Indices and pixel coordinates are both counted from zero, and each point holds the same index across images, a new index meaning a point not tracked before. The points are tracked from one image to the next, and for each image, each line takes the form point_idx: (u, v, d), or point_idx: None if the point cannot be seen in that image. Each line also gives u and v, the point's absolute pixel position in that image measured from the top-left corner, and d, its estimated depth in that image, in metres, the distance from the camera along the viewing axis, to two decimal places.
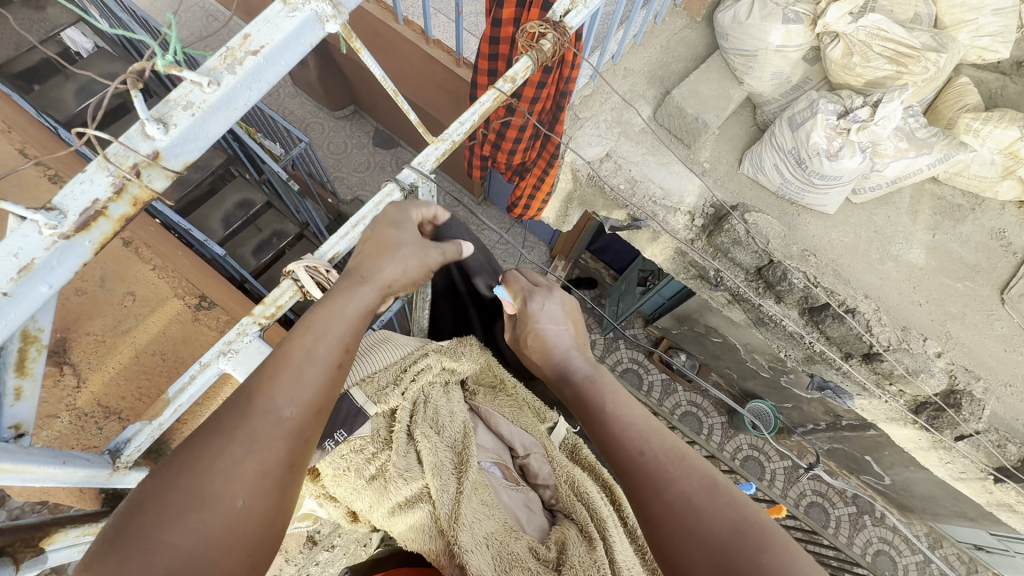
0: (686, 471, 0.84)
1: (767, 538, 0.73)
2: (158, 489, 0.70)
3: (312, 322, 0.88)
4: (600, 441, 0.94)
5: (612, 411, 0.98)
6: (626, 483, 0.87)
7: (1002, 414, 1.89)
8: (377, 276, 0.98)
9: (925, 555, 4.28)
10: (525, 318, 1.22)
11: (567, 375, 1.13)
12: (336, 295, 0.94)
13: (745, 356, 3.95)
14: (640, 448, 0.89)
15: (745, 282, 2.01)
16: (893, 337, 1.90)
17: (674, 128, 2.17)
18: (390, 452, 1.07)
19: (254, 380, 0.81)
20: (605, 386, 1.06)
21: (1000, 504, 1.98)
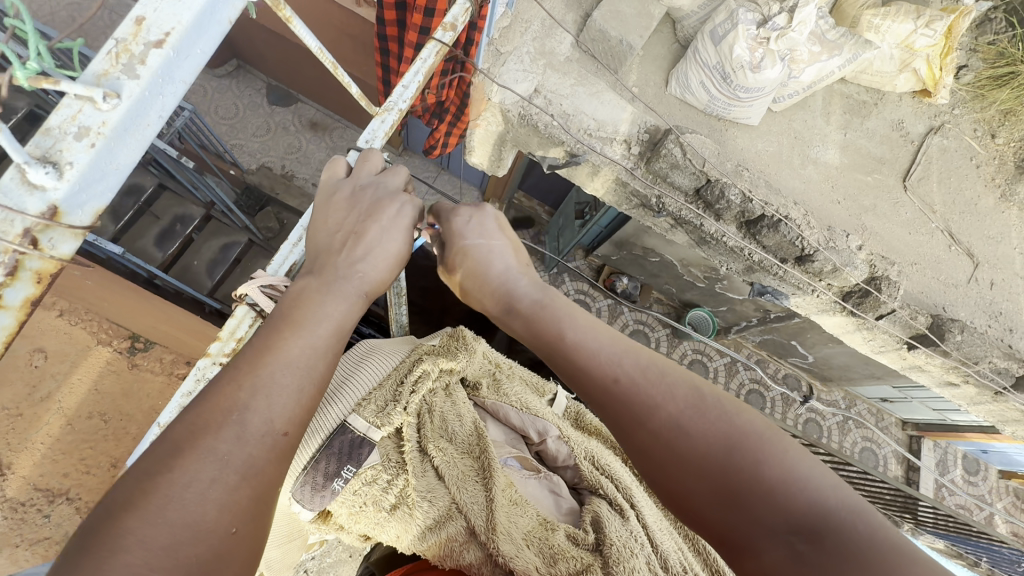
0: (667, 391, 0.93)
1: (759, 445, 0.84)
2: (135, 520, 0.65)
3: (295, 331, 0.87)
4: (575, 373, 1.00)
5: (574, 337, 1.04)
6: (614, 410, 0.94)
7: (912, 290, 2.14)
8: (359, 267, 1.00)
9: (843, 414, 4.97)
10: (451, 234, 1.28)
11: (515, 290, 1.20)
12: (316, 297, 0.93)
13: (682, 271, 4.17)
14: (614, 374, 0.97)
15: (685, 204, 2.05)
16: (821, 238, 2.03)
17: (599, 53, 2.10)
18: (407, 476, 1.08)
19: (236, 395, 0.78)
20: (557, 308, 1.12)
21: (912, 366, 2.28)
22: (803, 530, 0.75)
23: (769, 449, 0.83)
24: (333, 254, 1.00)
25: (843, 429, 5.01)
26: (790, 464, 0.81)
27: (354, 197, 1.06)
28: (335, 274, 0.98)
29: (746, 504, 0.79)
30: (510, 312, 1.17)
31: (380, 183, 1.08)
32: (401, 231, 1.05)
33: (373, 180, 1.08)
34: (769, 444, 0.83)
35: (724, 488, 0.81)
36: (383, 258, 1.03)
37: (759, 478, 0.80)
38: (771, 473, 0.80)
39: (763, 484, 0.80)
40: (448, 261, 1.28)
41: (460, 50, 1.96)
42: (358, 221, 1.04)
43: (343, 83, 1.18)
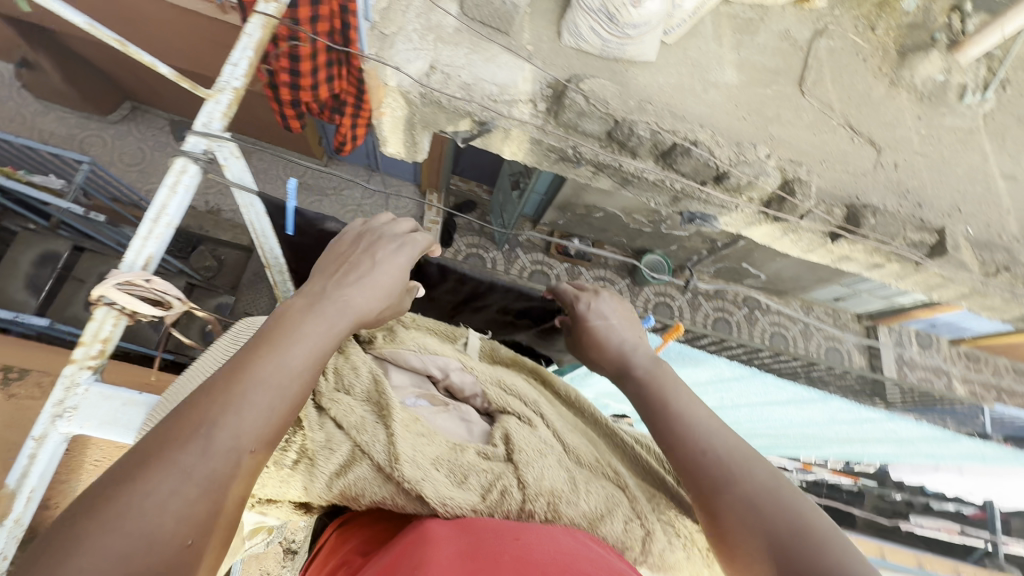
0: (721, 438, 1.19)
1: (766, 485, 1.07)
2: (94, 529, 0.69)
3: (272, 351, 0.93)
4: (669, 438, 1.22)
5: (664, 393, 1.33)
6: (697, 475, 1.14)
7: (824, 187, 2.27)
8: (342, 302, 1.08)
9: (803, 321, 5.25)
10: (579, 320, 1.60)
11: (631, 364, 1.46)
12: (298, 318, 1.01)
13: (626, 220, 4.28)
14: (703, 448, 1.16)
15: (601, 149, 2.08)
16: (732, 154, 2.13)
17: (486, 18, 2.11)
18: (304, 431, 1.06)
19: (207, 409, 0.83)
20: (662, 376, 1.40)
21: (841, 258, 2.42)
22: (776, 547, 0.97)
23: (827, 538, 0.95)
24: (329, 280, 1.13)
25: (806, 335, 5.29)
26: (784, 499, 1.04)
27: (354, 240, 1.24)
28: (322, 296, 1.08)
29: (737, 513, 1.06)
30: (627, 377, 1.44)
31: (410, 239, 1.28)
32: (389, 268, 1.19)
33: (380, 226, 1.29)
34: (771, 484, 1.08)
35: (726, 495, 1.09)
36: (372, 290, 1.14)
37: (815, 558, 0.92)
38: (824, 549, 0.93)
39: (758, 503, 1.05)
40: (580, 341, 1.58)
41: (337, 41, 1.91)
42: (354, 254, 1.20)
43: (146, 65, 1.07)
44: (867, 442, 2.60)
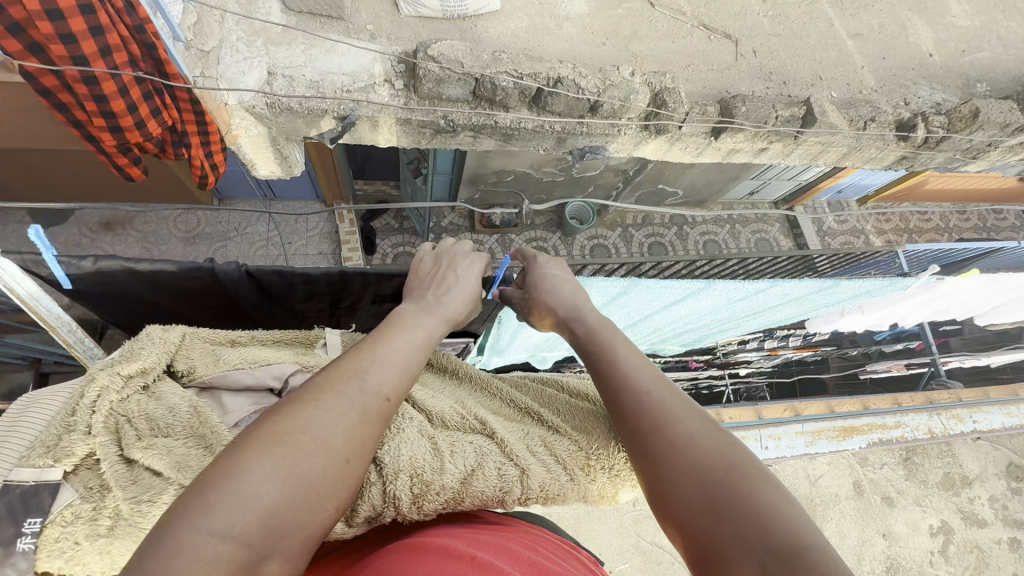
0: (655, 379, 1.11)
1: (703, 435, 0.98)
2: (290, 425, 0.82)
3: (400, 329, 1.08)
4: (611, 380, 1.12)
5: (602, 334, 1.25)
6: (636, 421, 1.05)
7: (694, 90, 2.34)
8: (439, 299, 1.23)
9: (729, 222, 5.49)
10: (531, 266, 1.49)
11: (580, 315, 1.33)
12: (412, 311, 1.17)
13: (538, 174, 4.33)
14: (647, 389, 1.08)
15: (471, 111, 2.05)
16: (598, 81, 2.08)
17: (313, 7, 1.97)
18: (114, 494, 0.96)
19: (359, 359, 0.95)
20: (603, 327, 1.28)
21: (730, 152, 2.52)
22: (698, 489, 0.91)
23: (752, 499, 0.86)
24: (430, 286, 1.29)
25: (735, 234, 5.54)
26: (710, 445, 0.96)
27: (436, 258, 1.38)
28: (427, 300, 1.22)
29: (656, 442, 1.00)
30: (576, 321, 1.32)
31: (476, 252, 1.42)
32: (474, 278, 1.35)
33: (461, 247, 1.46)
34: (700, 430, 0.99)
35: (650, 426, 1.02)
36: (464, 297, 1.28)
37: (748, 496, 0.87)
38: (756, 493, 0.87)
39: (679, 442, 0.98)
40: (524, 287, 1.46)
41: (147, 67, 1.73)
42: (442, 268, 1.33)
43: None
44: (782, 310, 2.62)
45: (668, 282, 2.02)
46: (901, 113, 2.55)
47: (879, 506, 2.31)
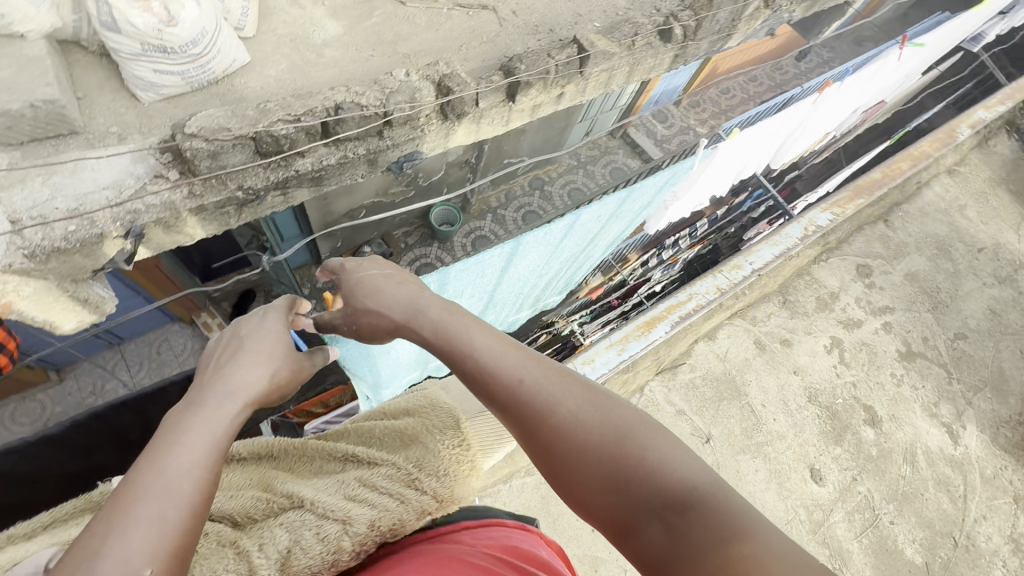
0: (530, 368, 1.22)
1: (595, 409, 1.14)
2: None
3: (165, 452, 0.96)
4: (491, 381, 1.21)
5: (468, 336, 1.31)
6: (520, 414, 1.16)
7: (475, 65, 2.39)
8: (226, 385, 1.14)
9: (581, 166, 5.77)
10: (349, 274, 1.53)
11: (422, 312, 1.40)
12: (185, 418, 1.05)
13: (386, 198, 4.22)
14: (522, 380, 1.19)
15: (265, 170, 1.91)
16: (378, 93, 2.05)
17: (36, 133, 1.73)
18: None
19: (96, 540, 0.84)
20: (457, 324, 1.35)
21: (535, 109, 2.62)
22: (608, 463, 1.07)
23: (651, 460, 1.04)
24: (212, 370, 1.19)
25: (592, 174, 5.83)
26: (612, 418, 1.12)
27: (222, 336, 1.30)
28: (206, 395, 1.11)
29: (547, 429, 1.13)
30: (420, 318, 1.39)
31: (259, 319, 1.36)
32: (259, 347, 1.26)
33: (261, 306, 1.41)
34: (594, 408, 1.14)
35: (538, 417, 1.15)
36: (251, 374, 1.18)
37: (641, 469, 1.03)
38: (648, 460, 1.04)
39: (573, 424, 1.12)
40: (349, 295, 1.50)
41: None
42: (226, 351, 1.25)
43: None
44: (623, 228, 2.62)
45: (477, 257, 1.90)
46: (656, 20, 2.79)
47: (779, 348, 2.62)
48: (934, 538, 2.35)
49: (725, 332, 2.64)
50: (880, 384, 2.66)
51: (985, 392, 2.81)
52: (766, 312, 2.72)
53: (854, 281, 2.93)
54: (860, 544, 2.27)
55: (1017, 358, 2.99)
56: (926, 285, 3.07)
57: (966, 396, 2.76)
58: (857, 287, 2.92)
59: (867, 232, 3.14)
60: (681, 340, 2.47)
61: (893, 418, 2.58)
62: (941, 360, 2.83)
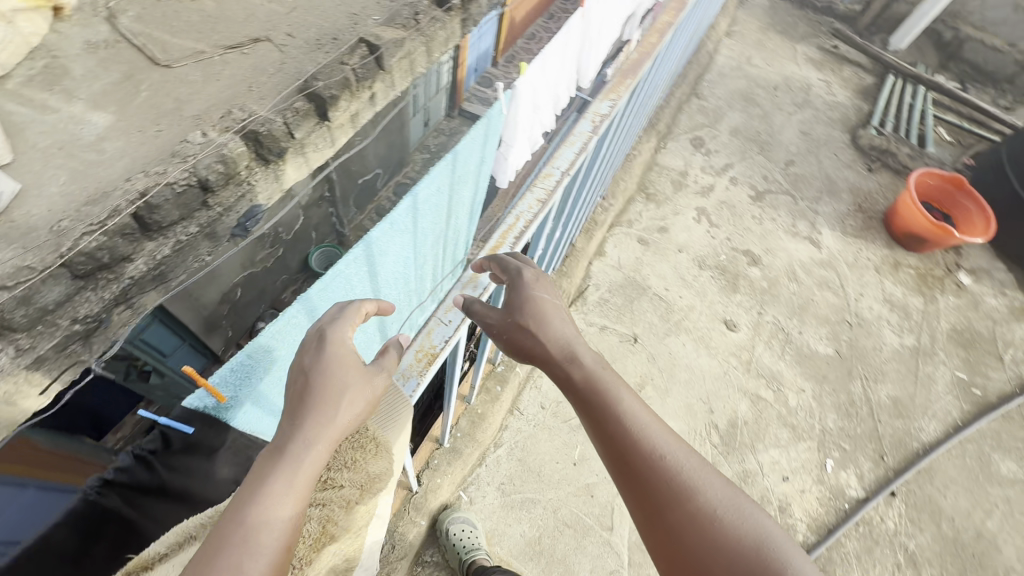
0: (684, 459, 1.03)
1: (745, 527, 0.93)
2: None
3: (222, 545, 0.78)
4: (643, 458, 1.02)
5: (625, 402, 1.11)
6: (654, 498, 0.99)
7: None
8: (319, 432, 0.92)
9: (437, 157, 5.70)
10: (516, 282, 1.25)
11: (577, 358, 1.19)
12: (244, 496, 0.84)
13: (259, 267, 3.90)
14: (663, 454, 1.02)
15: (58, 345, 0.93)
16: (201, 134, 1.11)
17: None
18: None
19: None
20: (609, 376, 1.15)
21: None
22: None
23: None
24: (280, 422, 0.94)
25: None
26: (755, 530, 0.93)
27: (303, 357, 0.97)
28: (272, 464, 0.88)
29: (694, 534, 0.94)
30: (573, 364, 1.18)
31: (340, 333, 0.99)
32: (336, 381, 0.96)
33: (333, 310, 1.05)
34: (752, 525, 0.94)
35: (676, 510, 0.97)
36: (326, 432, 0.93)
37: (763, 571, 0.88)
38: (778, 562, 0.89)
39: (722, 537, 0.93)
40: (511, 304, 1.22)
41: None
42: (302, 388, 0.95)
43: None
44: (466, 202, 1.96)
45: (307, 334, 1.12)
46: None
47: (661, 237, 2.86)
48: (831, 328, 2.73)
49: (612, 243, 2.79)
50: (748, 229, 3.01)
51: (824, 198, 3.29)
52: (637, 211, 2.94)
53: (695, 154, 3.26)
54: (784, 361, 2.57)
55: (835, 163, 3.51)
56: (750, 133, 3.49)
57: (812, 208, 3.23)
58: (701, 157, 3.25)
59: (689, 108, 3.49)
60: (577, 265, 2.56)
61: (767, 251, 2.95)
62: (784, 189, 3.26)
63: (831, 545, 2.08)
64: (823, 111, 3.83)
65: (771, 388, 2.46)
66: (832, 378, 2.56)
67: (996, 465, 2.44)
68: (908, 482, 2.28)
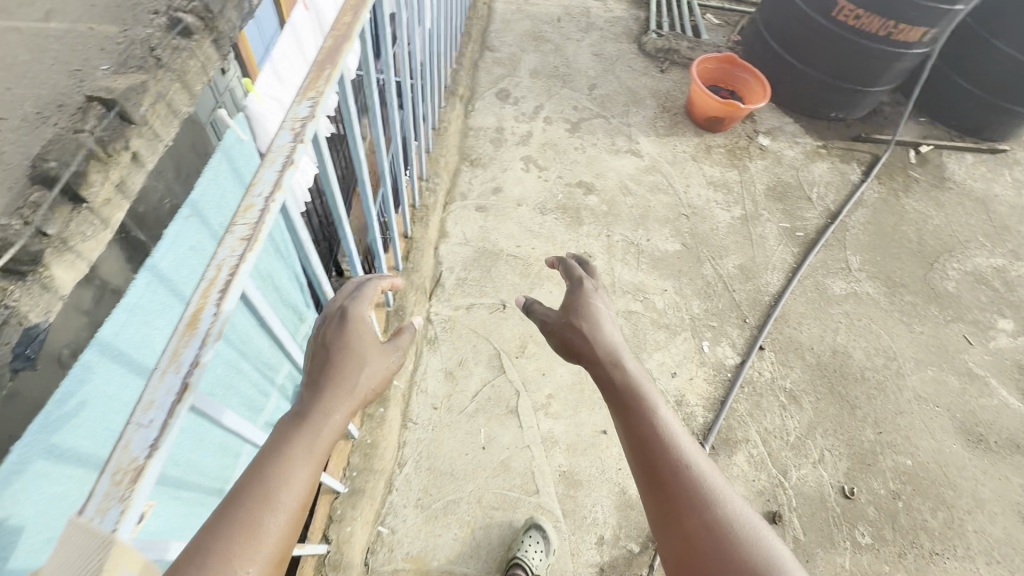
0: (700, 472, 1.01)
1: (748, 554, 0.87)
2: None
3: (291, 442, 0.91)
4: (664, 455, 1.03)
5: (659, 412, 1.13)
6: (671, 501, 0.98)
7: None
8: (337, 405, 0.99)
9: None
10: (581, 301, 1.46)
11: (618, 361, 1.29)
12: (308, 411, 0.97)
13: None
14: (688, 464, 1.02)
15: None
16: None
17: None
18: None
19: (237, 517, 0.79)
20: (644, 385, 1.21)
21: None
22: None
23: None
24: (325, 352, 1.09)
25: None
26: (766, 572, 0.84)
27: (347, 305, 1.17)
28: (325, 392, 1.01)
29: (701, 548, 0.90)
30: (619, 366, 1.27)
31: (363, 296, 1.19)
32: (374, 340, 1.14)
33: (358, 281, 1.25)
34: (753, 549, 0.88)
35: (686, 519, 0.95)
36: (368, 376, 1.09)
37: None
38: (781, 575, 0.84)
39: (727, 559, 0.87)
40: (575, 316, 1.42)
41: None
42: (344, 335, 1.11)
43: None
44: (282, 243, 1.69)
45: None
46: None
47: (495, 201, 2.53)
48: (673, 225, 2.65)
49: (452, 221, 2.41)
50: (575, 162, 2.77)
51: (631, 109, 3.10)
52: (467, 178, 2.58)
53: (500, 104, 2.93)
54: (642, 271, 2.45)
55: (650, 65, 3.39)
56: (545, 63, 3.22)
57: (624, 122, 3.02)
58: (506, 106, 2.93)
59: (483, 57, 3.14)
60: (424, 253, 2.25)
61: (598, 175, 2.75)
62: (593, 111, 3.03)
63: (725, 415, 2.12)
64: (617, 15, 3.65)
65: (637, 311, 2.33)
66: (686, 278, 2.47)
67: (831, 288, 2.60)
68: (771, 338, 2.36)
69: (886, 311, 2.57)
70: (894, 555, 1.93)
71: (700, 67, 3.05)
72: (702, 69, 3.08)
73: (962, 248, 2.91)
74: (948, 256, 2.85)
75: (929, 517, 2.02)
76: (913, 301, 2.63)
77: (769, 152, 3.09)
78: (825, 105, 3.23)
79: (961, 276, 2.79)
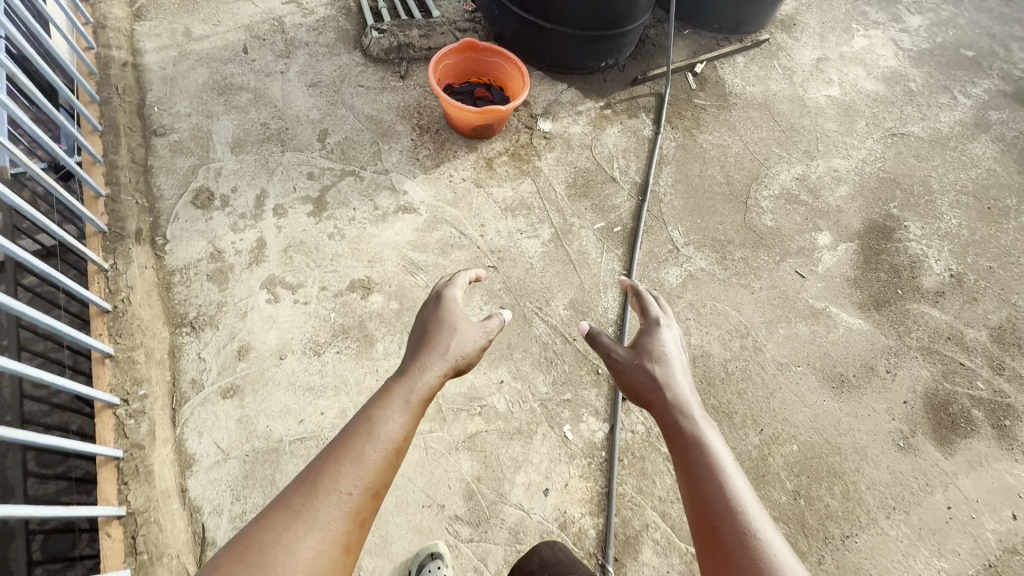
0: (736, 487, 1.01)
1: None
2: (263, 543, 0.90)
3: (402, 387, 1.20)
4: (703, 453, 1.07)
5: (702, 414, 1.18)
6: (698, 494, 1.02)
7: None
8: (428, 371, 1.25)
9: None
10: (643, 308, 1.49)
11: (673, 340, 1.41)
12: (409, 374, 1.24)
13: None
14: (735, 481, 1.02)
15: None
16: None
17: None
18: None
19: (353, 442, 1.06)
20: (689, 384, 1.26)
21: None
22: None
23: None
24: (428, 333, 1.37)
25: None
26: None
27: (450, 300, 1.47)
28: (422, 366, 1.27)
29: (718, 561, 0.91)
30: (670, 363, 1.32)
31: (454, 299, 1.47)
32: (464, 327, 1.40)
33: (455, 295, 1.49)
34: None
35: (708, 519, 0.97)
36: (456, 348, 1.35)
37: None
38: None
39: None
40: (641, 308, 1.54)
41: None
42: (441, 325, 1.39)
43: None
44: None
45: None
46: None
47: (243, 371, 1.82)
48: (483, 288, 2.15)
49: (192, 434, 1.69)
50: (336, 257, 2.11)
51: (382, 148, 2.43)
52: (193, 354, 1.82)
53: (204, 213, 2.10)
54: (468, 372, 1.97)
55: (383, 73, 2.66)
56: (248, 122, 2.37)
57: (379, 170, 2.36)
58: (214, 212, 2.11)
59: (154, 149, 2.21)
60: (165, 518, 1.56)
61: (373, 263, 2.12)
62: (336, 170, 2.32)
63: (617, 511, 1.81)
64: (321, 11, 2.80)
65: (480, 430, 1.87)
66: (519, 354, 2.03)
67: (667, 282, 2.34)
68: None
69: (723, 282, 2.39)
70: (814, 566, 1.84)
71: (439, 68, 2.42)
72: (443, 67, 2.46)
73: (765, 170, 2.79)
74: (757, 185, 2.72)
75: (830, 500, 1.97)
76: (743, 256, 2.47)
77: (555, 137, 2.64)
78: (592, 57, 2.80)
79: (774, 204, 2.68)
